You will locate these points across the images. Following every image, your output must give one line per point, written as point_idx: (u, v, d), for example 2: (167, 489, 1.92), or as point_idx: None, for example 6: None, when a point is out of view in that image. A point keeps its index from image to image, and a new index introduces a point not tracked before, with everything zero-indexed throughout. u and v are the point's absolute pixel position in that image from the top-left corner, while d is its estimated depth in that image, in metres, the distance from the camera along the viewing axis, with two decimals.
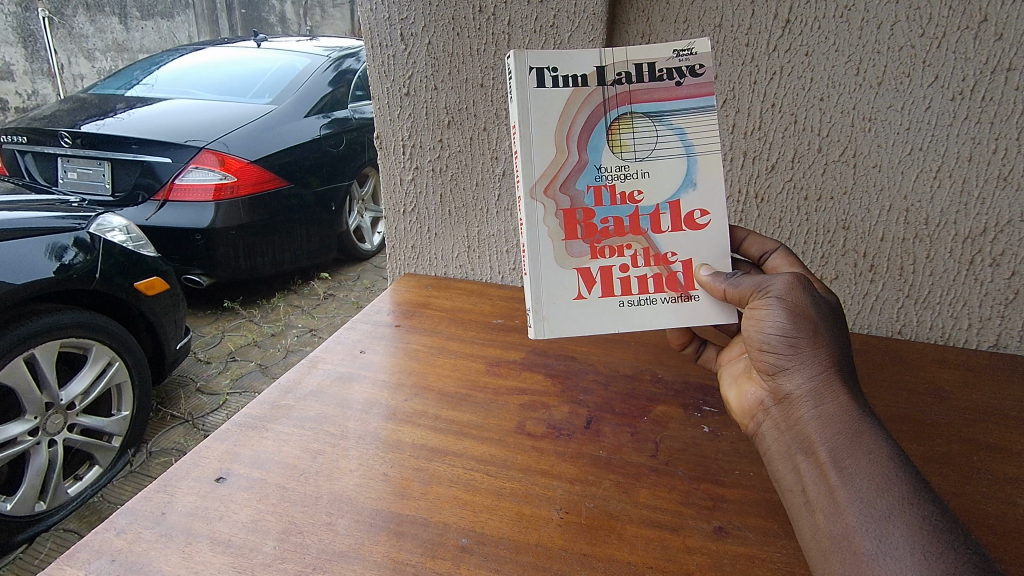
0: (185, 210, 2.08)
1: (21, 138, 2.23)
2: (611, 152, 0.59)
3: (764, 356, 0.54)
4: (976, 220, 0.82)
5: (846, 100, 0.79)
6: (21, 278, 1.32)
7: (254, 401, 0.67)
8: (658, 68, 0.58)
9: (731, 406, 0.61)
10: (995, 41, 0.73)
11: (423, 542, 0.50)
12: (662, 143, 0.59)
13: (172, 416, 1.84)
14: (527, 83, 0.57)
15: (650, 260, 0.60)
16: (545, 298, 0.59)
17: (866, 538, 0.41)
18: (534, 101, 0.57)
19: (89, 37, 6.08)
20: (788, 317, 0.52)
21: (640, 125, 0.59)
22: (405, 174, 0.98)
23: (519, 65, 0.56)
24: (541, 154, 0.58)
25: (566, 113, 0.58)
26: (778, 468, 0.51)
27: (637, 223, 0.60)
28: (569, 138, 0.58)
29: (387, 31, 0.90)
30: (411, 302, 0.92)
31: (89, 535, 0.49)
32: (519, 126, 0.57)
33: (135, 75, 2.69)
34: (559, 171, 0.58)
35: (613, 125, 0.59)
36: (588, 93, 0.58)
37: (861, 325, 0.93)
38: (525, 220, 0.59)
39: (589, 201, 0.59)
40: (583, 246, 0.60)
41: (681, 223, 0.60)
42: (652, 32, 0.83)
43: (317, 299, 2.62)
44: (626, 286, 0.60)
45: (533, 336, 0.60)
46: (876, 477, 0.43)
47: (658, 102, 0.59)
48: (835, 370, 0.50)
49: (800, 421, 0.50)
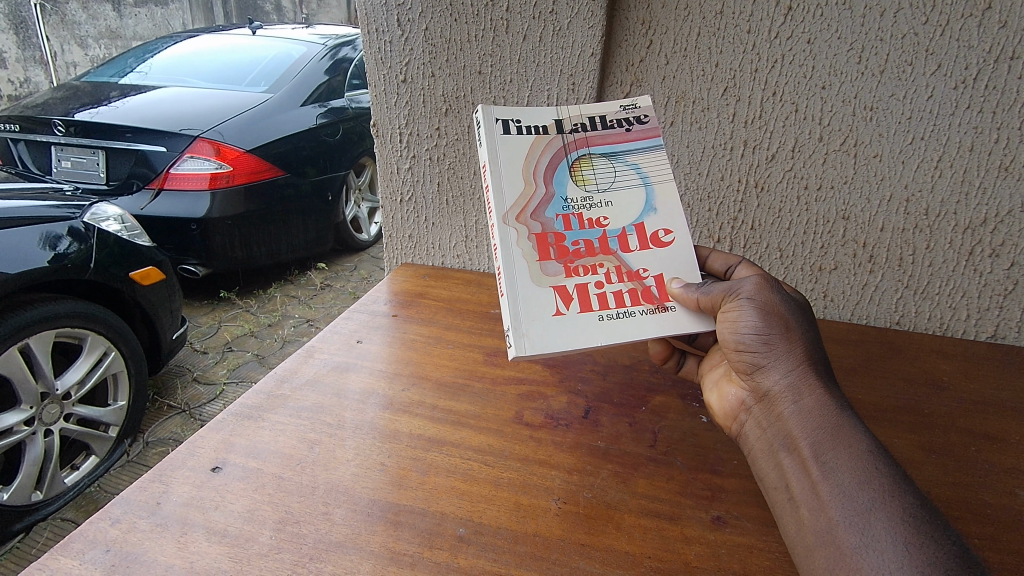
0: (181, 199, 2.07)
1: (14, 126, 2.20)
2: (576, 186, 0.63)
3: (741, 357, 0.54)
4: (976, 211, 0.81)
5: (848, 89, 0.78)
6: (16, 267, 1.30)
7: (250, 390, 0.66)
8: (609, 120, 0.66)
9: (712, 407, 0.61)
10: (999, 29, 0.72)
11: (421, 532, 0.50)
12: (621, 177, 0.64)
13: (168, 405, 1.84)
14: (494, 131, 0.63)
15: (623, 276, 0.60)
16: (524, 316, 0.56)
17: (850, 532, 0.40)
18: (501, 144, 0.62)
19: (82, 24, 5.94)
20: (761, 316, 0.52)
21: (599, 164, 0.64)
22: (402, 162, 0.97)
23: (486, 116, 0.63)
24: (510, 187, 0.61)
25: (531, 154, 0.63)
26: (762, 467, 0.51)
27: (607, 244, 0.61)
28: (535, 174, 0.62)
29: (383, 15, 0.88)
30: (408, 292, 0.92)
31: (84, 525, 0.48)
32: (488, 165, 0.61)
33: (128, 62, 2.65)
34: (529, 202, 0.61)
35: (574, 164, 0.63)
36: (549, 140, 0.64)
37: (860, 316, 0.93)
38: (499, 244, 0.59)
39: (559, 227, 0.61)
40: (557, 265, 0.59)
41: (647, 242, 0.62)
42: (652, 20, 0.80)
43: (314, 289, 2.62)
44: (603, 301, 0.58)
45: (514, 355, 0.54)
46: (858, 470, 0.42)
47: (612, 144, 0.65)
48: (809, 365, 0.50)
49: (781, 417, 0.49)
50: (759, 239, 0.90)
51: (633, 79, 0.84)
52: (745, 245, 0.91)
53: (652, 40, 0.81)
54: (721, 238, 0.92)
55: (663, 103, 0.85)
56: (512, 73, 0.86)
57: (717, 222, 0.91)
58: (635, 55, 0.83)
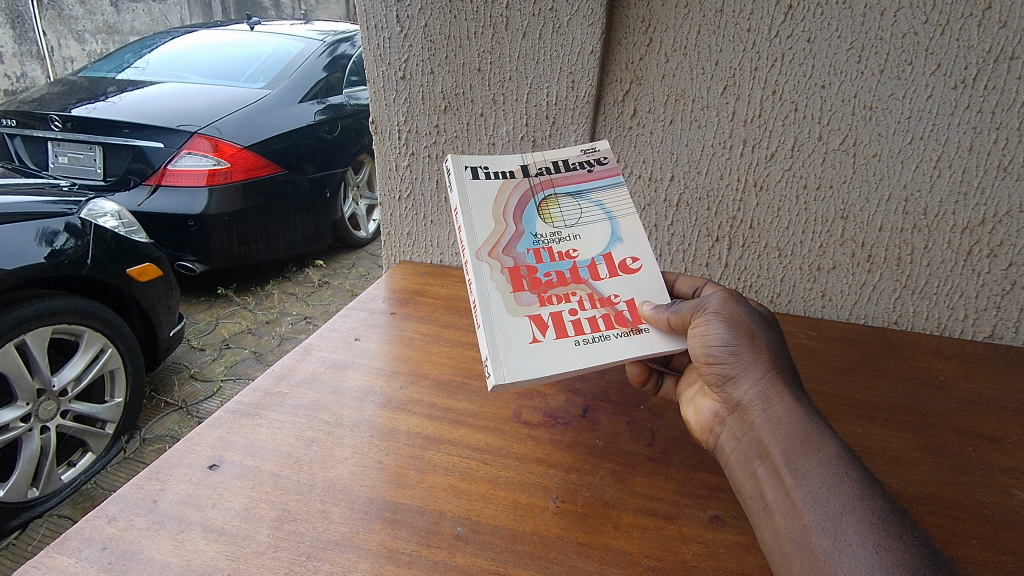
0: (177, 195, 2.06)
1: (10, 121, 2.19)
2: (544, 223, 0.66)
3: (710, 369, 0.54)
4: (975, 211, 0.81)
5: (847, 88, 0.78)
6: (12, 263, 1.30)
7: (248, 387, 0.66)
8: (572, 163, 0.71)
9: (688, 421, 0.59)
10: (999, 29, 0.72)
11: (418, 531, 0.49)
12: (587, 214, 0.67)
13: (166, 402, 1.84)
14: (463, 177, 0.67)
15: (595, 303, 0.61)
16: (501, 345, 0.55)
17: (823, 537, 0.40)
18: (470, 187, 0.66)
19: (79, 19, 5.92)
20: (728, 328, 0.53)
21: (565, 203, 0.67)
22: (400, 159, 0.97)
23: (456, 165, 0.67)
24: (481, 226, 0.63)
25: (499, 197, 0.66)
26: (737, 478, 0.50)
27: (577, 273, 0.63)
28: (505, 214, 0.65)
29: (383, 12, 0.87)
30: (407, 289, 0.91)
31: (81, 522, 0.48)
32: (459, 208, 0.64)
33: (126, 57, 2.65)
34: (500, 239, 0.63)
35: (542, 204, 0.67)
36: (516, 183, 0.68)
37: (858, 316, 0.93)
38: (472, 278, 0.60)
39: (530, 260, 0.62)
40: (531, 296, 0.60)
41: (617, 269, 0.64)
42: (652, 17, 0.80)
43: (312, 286, 2.61)
44: (578, 327, 0.58)
45: (494, 385, 0.52)
46: (828, 475, 0.42)
47: (576, 185, 0.69)
48: (776, 373, 0.50)
49: (753, 426, 0.49)
50: (758, 238, 0.90)
51: (633, 76, 0.84)
52: (744, 244, 0.91)
53: (652, 38, 0.81)
54: (720, 237, 0.92)
55: (662, 102, 0.84)
56: (512, 70, 0.86)
57: (716, 220, 0.90)
58: (634, 54, 0.82)
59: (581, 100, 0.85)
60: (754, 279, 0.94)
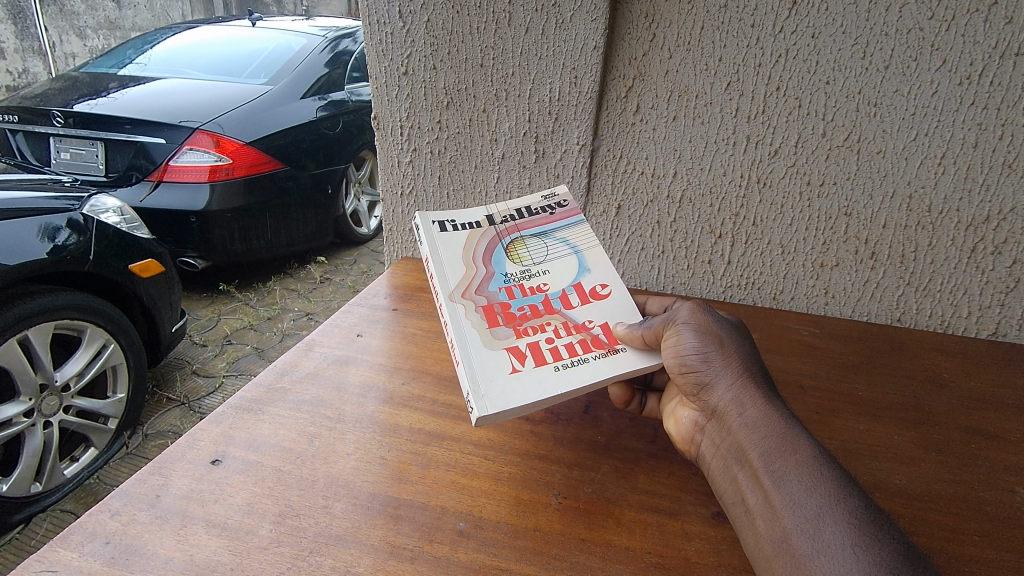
0: (179, 191, 2.05)
1: (13, 117, 2.19)
2: (513, 263, 0.69)
3: (686, 379, 0.53)
4: (979, 208, 0.81)
5: (852, 84, 0.78)
6: (15, 259, 1.29)
7: (250, 383, 0.66)
8: (533, 209, 0.76)
9: (670, 432, 0.58)
10: (1006, 24, 0.71)
11: (421, 526, 0.49)
12: (553, 251, 0.71)
13: (168, 398, 1.84)
14: (432, 231, 0.71)
15: (571, 330, 0.62)
16: (481, 378, 0.54)
17: (802, 539, 0.39)
18: (438, 238, 0.70)
19: (81, 14, 5.94)
20: (698, 335, 0.53)
21: (530, 243, 0.72)
22: (403, 156, 0.97)
23: (423, 221, 0.73)
24: (451, 272, 0.66)
25: (468, 245, 0.70)
26: (720, 484, 0.49)
27: (550, 305, 0.65)
28: (475, 259, 0.69)
29: (385, 7, 0.87)
30: (408, 285, 0.91)
31: (83, 517, 0.48)
32: (428, 257, 0.67)
33: (127, 53, 2.64)
34: (471, 281, 0.66)
35: (509, 247, 0.71)
36: (483, 232, 0.73)
37: (861, 312, 0.93)
38: (447, 318, 0.61)
39: (503, 297, 0.65)
40: (507, 330, 0.61)
41: (588, 296, 0.66)
42: (655, 13, 0.79)
43: (313, 282, 2.62)
44: (557, 354, 0.59)
45: (476, 417, 0.51)
46: (805, 476, 0.42)
47: (541, 227, 0.74)
48: (748, 376, 0.50)
49: (730, 430, 0.48)
50: (760, 235, 0.90)
51: (636, 73, 0.83)
52: (746, 241, 0.91)
53: (655, 33, 0.80)
54: (723, 233, 0.91)
55: (665, 98, 0.84)
56: (514, 66, 0.86)
57: (718, 217, 0.90)
58: (637, 50, 0.82)
59: (583, 96, 0.85)
60: (756, 276, 0.94)
